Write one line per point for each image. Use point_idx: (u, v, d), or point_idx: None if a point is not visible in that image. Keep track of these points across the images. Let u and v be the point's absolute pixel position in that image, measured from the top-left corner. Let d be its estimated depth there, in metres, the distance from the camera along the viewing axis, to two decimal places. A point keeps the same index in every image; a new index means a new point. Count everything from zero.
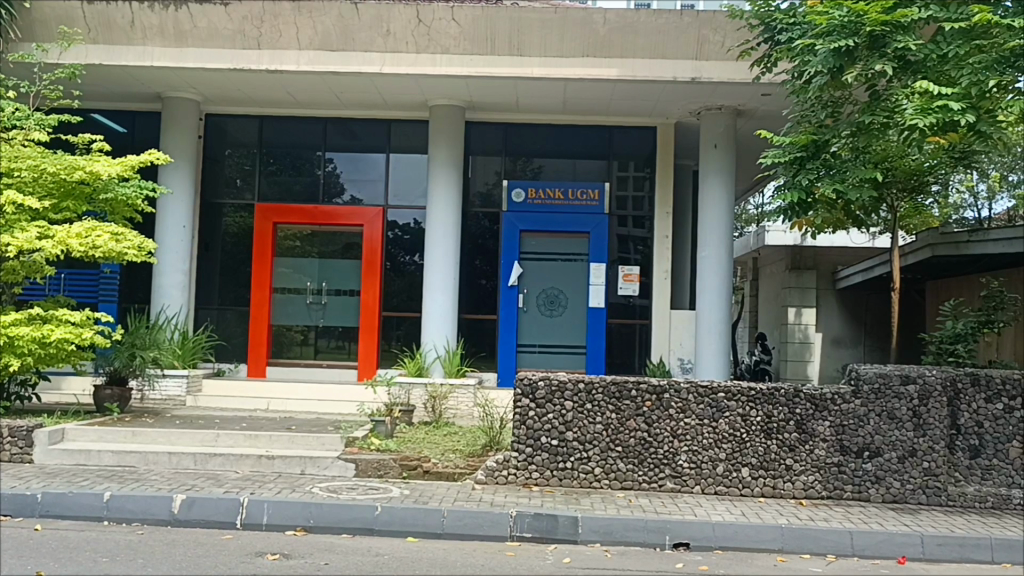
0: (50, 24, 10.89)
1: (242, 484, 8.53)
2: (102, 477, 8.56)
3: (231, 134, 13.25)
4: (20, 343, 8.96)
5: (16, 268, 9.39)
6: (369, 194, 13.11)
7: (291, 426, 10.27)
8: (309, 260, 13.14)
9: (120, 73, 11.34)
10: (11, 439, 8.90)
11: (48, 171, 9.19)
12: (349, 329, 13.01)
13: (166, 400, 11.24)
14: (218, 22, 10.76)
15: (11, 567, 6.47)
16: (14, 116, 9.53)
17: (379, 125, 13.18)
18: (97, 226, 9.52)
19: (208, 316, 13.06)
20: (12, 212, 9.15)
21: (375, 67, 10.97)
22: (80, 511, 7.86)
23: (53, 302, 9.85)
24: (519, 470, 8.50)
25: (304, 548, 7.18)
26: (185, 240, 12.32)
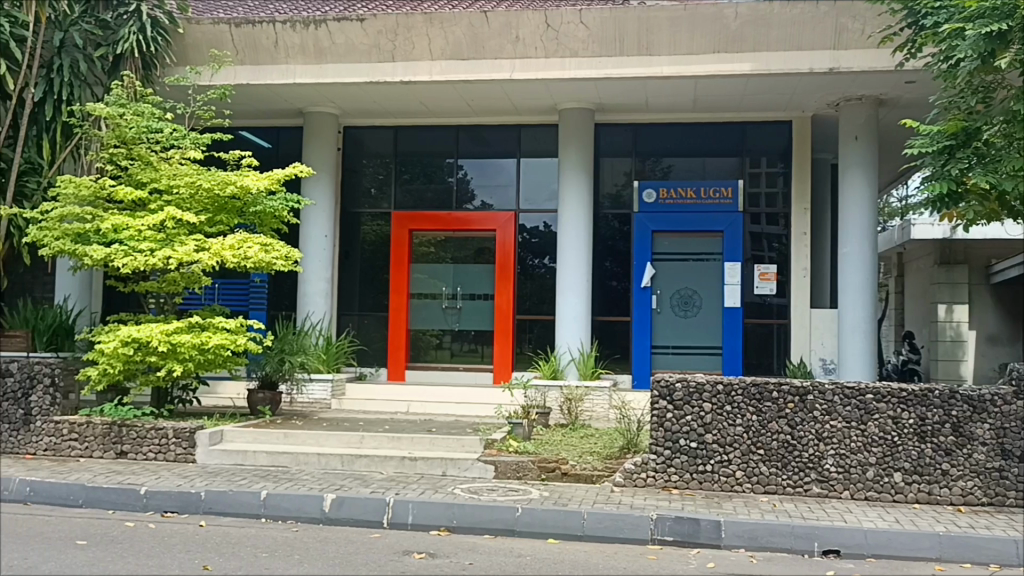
0: (202, 48, 11.47)
1: (387, 484, 8.79)
2: (259, 477, 8.99)
3: (368, 145, 13.68)
4: (182, 350, 9.52)
5: (177, 279, 9.94)
6: (501, 200, 13.29)
7: (432, 428, 10.51)
8: (444, 265, 13.44)
9: (265, 91, 11.91)
10: (176, 439, 9.44)
11: (202, 187, 9.71)
12: (483, 332, 13.21)
13: (312, 403, 11.72)
14: (354, 38, 11.11)
15: (181, 562, 6.89)
16: (173, 136, 10.05)
17: (509, 131, 13.34)
18: (248, 237, 10.01)
19: (349, 322, 13.54)
20: (172, 227, 9.69)
21: (506, 74, 11.12)
22: (240, 509, 8.26)
23: (210, 310, 10.40)
24: (658, 473, 8.40)
25: (449, 548, 7.34)
26: (326, 249, 12.81)
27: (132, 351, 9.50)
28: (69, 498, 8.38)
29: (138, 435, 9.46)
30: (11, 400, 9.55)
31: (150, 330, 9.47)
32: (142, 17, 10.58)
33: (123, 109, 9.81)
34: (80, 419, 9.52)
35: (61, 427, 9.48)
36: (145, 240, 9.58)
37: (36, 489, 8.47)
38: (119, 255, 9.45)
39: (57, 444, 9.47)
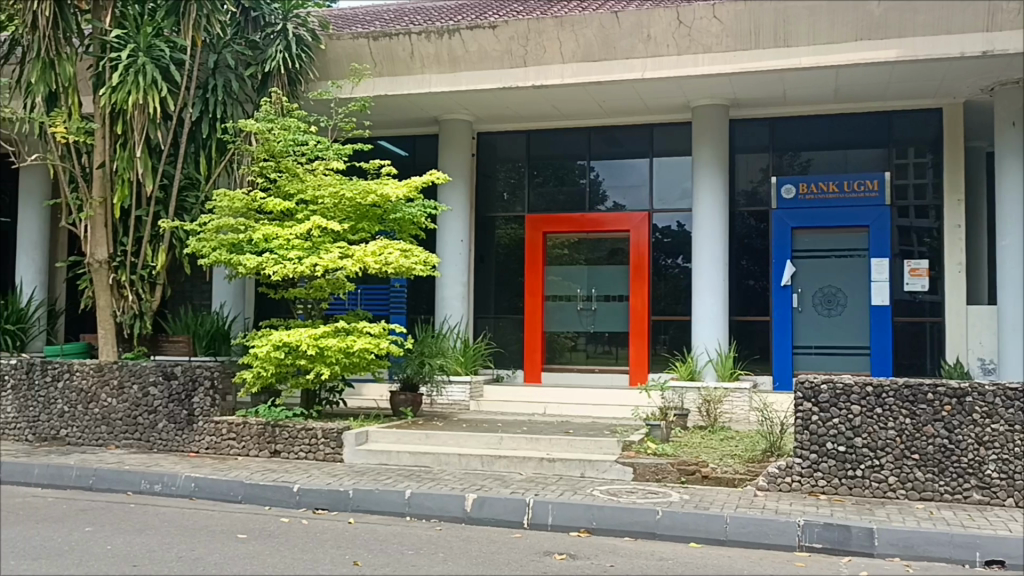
0: (342, 62, 11.94)
1: (527, 485, 8.88)
2: (403, 476, 9.26)
3: (501, 150, 13.87)
4: (329, 353, 9.91)
5: (323, 285, 10.34)
6: (634, 200, 13.21)
7: (569, 430, 10.54)
8: (578, 267, 13.45)
9: (402, 102, 12.28)
10: (325, 439, 9.83)
11: (346, 197, 10.07)
12: (619, 334, 13.15)
13: (451, 405, 11.99)
14: (487, 45, 11.29)
15: (334, 557, 7.18)
16: (317, 148, 10.45)
17: (641, 130, 13.23)
18: (389, 243, 10.29)
19: (485, 325, 13.77)
20: (317, 235, 10.10)
21: (637, 74, 11.05)
22: (386, 507, 8.53)
23: (354, 315, 10.78)
24: (804, 478, 8.14)
25: (590, 549, 7.35)
26: (463, 254, 13.08)
27: (284, 354, 9.96)
28: (229, 494, 8.87)
29: (290, 435, 9.90)
30: (176, 401, 10.14)
31: (299, 334, 9.89)
32: (288, 35, 11.14)
33: (272, 124, 10.32)
34: (238, 420, 10.04)
35: (222, 427, 10.02)
36: (294, 248, 10.04)
37: (199, 484, 8.99)
38: (270, 263, 9.93)
39: (218, 443, 10.02)
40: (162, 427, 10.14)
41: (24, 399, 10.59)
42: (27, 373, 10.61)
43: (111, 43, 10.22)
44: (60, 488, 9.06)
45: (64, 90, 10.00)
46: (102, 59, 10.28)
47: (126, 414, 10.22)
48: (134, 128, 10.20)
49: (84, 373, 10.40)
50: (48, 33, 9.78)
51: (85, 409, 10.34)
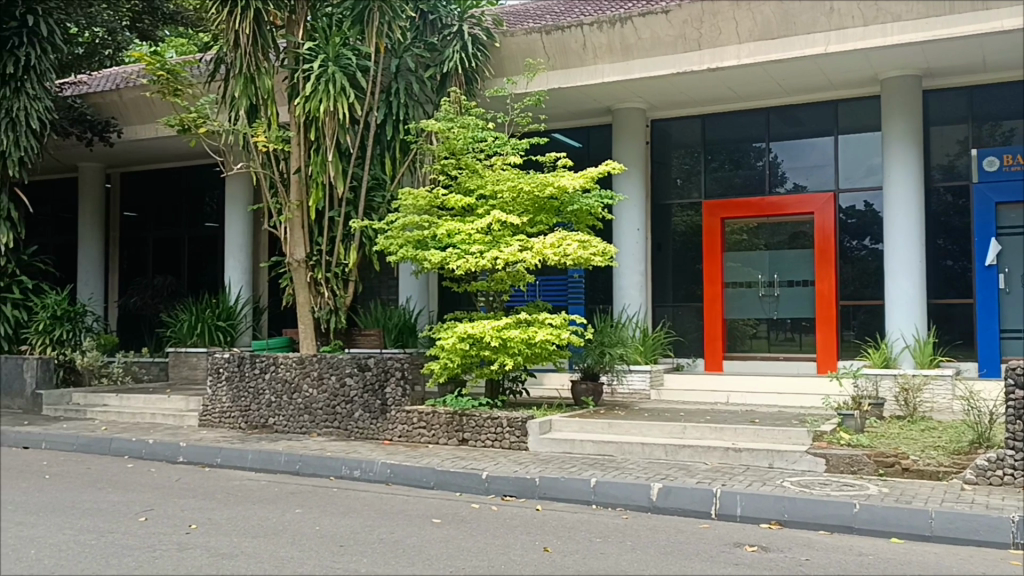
0: (517, 59, 12.23)
1: (713, 475, 8.74)
2: (587, 465, 9.33)
3: (676, 136, 13.67)
4: (512, 345, 10.13)
5: (504, 278, 10.55)
6: (817, 180, 12.70)
7: (755, 419, 10.26)
8: (758, 253, 13.07)
9: (575, 93, 12.38)
10: (511, 428, 10.05)
11: (524, 190, 10.23)
12: (804, 321, 12.67)
13: (632, 394, 12.01)
14: (660, 31, 11.22)
15: (525, 543, 7.36)
16: (495, 144, 10.70)
17: (824, 107, 12.67)
18: (567, 235, 10.34)
19: (664, 313, 13.66)
20: (498, 230, 10.32)
21: (820, 48, 10.56)
22: (572, 495, 8.63)
23: (534, 307, 10.93)
24: (1018, 471, 7.61)
25: (783, 542, 7.16)
26: (640, 243, 13.02)
27: (469, 346, 10.25)
28: (422, 479, 9.26)
29: (477, 424, 10.20)
30: (370, 391, 10.66)
31: (483, 326, 10.16)
32: (463, 36, 11.52)
33: (452, 123, 10.64)
34: (427, 409, 10.44)
35: (413, 416, 10.46)
36: (475, 242, 10.33)
37: (394, 471, 9.42)
38: (453, 258, 10.25)
39: (410, 431, 10.46)
40: (359, 416, 10.70)
41: (236, 389, 11.39)
42: (239, 365, 11.40)
43: (303, 56, 10.88)
44: (271, 472, 9.73)
45: (263, 102, 10.77)
46: (296, 71, 10.99)
47: (326, 403, 10.86)
48: (325, 134, 10.83)
49: (288, 366, 11.11)
50: (248, 50, 10.54)
51: (289, 399, 11.06)
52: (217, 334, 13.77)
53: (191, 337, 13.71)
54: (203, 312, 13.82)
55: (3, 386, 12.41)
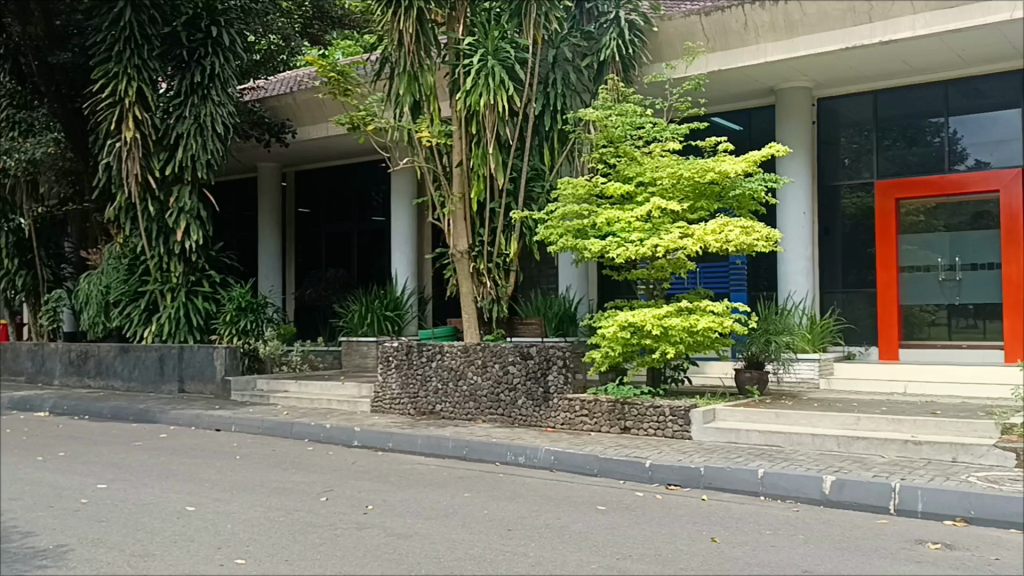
0: (676, 43, 12.07)
1: (890, 468, 8.36)
2: (755, 455, 9.12)
3: (844, 115, 13.12)
4: (673, 333, 10.01)
5: (664, 265, 10.43)
6: (1002, 156, 11.84)
7: (936, 411, 9.71)
8: (937, 234, 12.32)
9: (737, 74, 12.09)
10: (673, 417, 9.95)
11: (684, 176, 10.05)
12: (989, 306, 11.87)
13: (800, 382, 11.63)
14: (826, 6, 10.76)
15: (692, 532, 7.30)
16: (655, 131, 10.56)
17: (1010, 77, 11.79)
18: (729, 221, 10.10)
19: (833, 300, 13.19)
20: (657, 217, 10.20)
21: (1005, 14, 9.82)
22: (739, 486, 8.46)
23: (696, 294, 10.75)
24: None
25: (970, 540, 6.76)
26: (806, 227, 12.58)
27: (630, 335, 10.21)
28: (586, 467, 9.32)
29: (640, 412, 10.15)
30: (532, 379, 10.82)
31: (644, 314, 10.10)
32: (620, 23, 11.44)
33: (610, 111, 10.60)
34: (590, 397, 10.50)
35: (575, 404, 10.53)
36: (635, 230, 10.25)
37: (558, 457, 9.53)
38: (613, 246, 10.21)
39: (572, 419, 10.55)
40: (522, 403, 10.88)
41: (405, 376, 11.82)
42: (407, 354, 11.81)
43: (464, 51, 11.13)
44: (440, 457, 10.07)
45: (426, 98, 11.10)
46: (457, 66, 11.27)
47: (490, 391, 11.10)
48: (486, 127, 11.02)
49: (454, 354, 11.42)
50: (412, 49, 10.87)
51: (455, 386, 11.38)
52: (385, 324, 14.33)
53: (362, 327, 14.31)
54: (372, 303, 14.39)
55: (197, 373, 13.39)
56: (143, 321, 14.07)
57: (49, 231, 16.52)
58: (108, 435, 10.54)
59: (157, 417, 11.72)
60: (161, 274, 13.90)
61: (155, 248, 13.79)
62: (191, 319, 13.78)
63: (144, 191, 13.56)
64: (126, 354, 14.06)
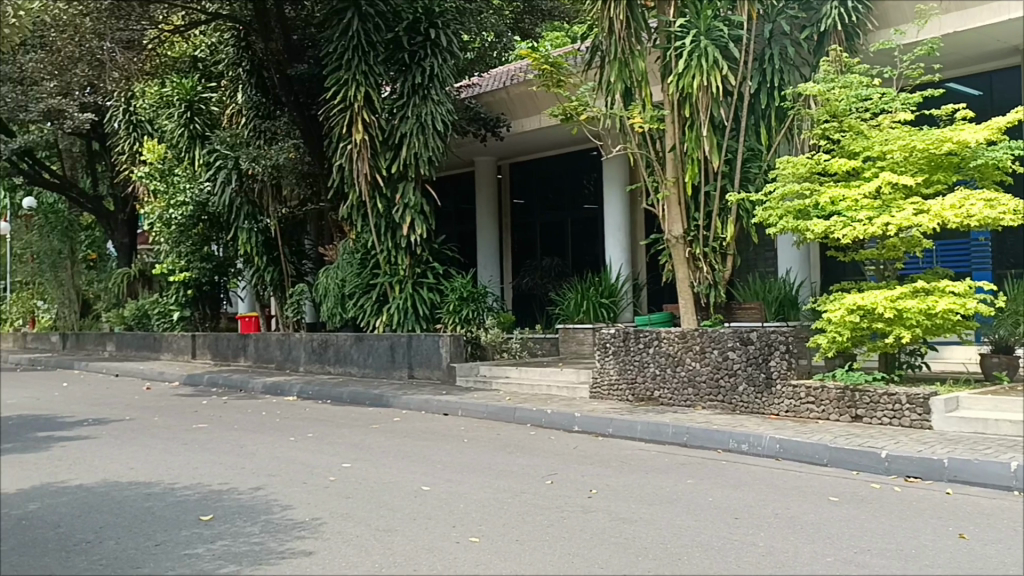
0: (904, 6, 11.29)
1: None
2: (1006, 447, 8.41)
3: None
4: (908, 316, 9.41)
5: (897, 244, 9.80)
6: None
7: None
8: None
9: (976, 36, 11.18)
10: (911, 405, 9.37)
11: (917, 147, 9.38)
12: None
13: None
14: None
15: (935, 528, 6.85)
16: (882, 101, 9.97)
17: None
18: (970, 194, 9.32)
19: None
20: (888, 192, 9.60)
21: None
22: (988, 480, 7.84)
23: (934, 274, 10.04)
24: None
25: None
26: None
27: (859, 318, 9.69)
28: (815, 456, 8.96)
29: (872, 400, 9.63)
30: (753, 365, 10.52)
31: (874, 296, 9.56)
32: None
33: (832, 84, 10.10)
34: (816, 383, 10.08)
35: (800, 390, 10.15)
36: (863, 208, 9.71)
37: (784, 446, 9.22)
38: (838, 227, 9.72)
39: (798, 406, 10.18)
40: (743, 389, 10.62)
41: (622, 362, 11.84)
42: (625, 341, 11.81)
43: (675, 33, 10.97)
44: (660, 443, 10.04)
45: (638, 84, 11.09)
46: (669, 49, 11.15)
47: (709, 377, 10.94)
48: (699, 109, 10.82)
49: (671, 340, 11.34)
50: (623, 35, 10.87)
51: (674, 372, 11.30)
52: (601, 311, 14.48)
53: (578, 315, 14.53)
54: (587, 291, 14.56)
55: (425, 360, 14.08)
56: (375, 312, 15.04)
57: (292, 228, 17.97)
58: (350, 418, 11.35)
59: (391, 401, 12.47)
60: (390, 266, 14.78)
61: (384, 243, 14.68)
62: (418, 310, 14.63)
63: (373, 188, 14.49)
64: (361, 343, 15.04)
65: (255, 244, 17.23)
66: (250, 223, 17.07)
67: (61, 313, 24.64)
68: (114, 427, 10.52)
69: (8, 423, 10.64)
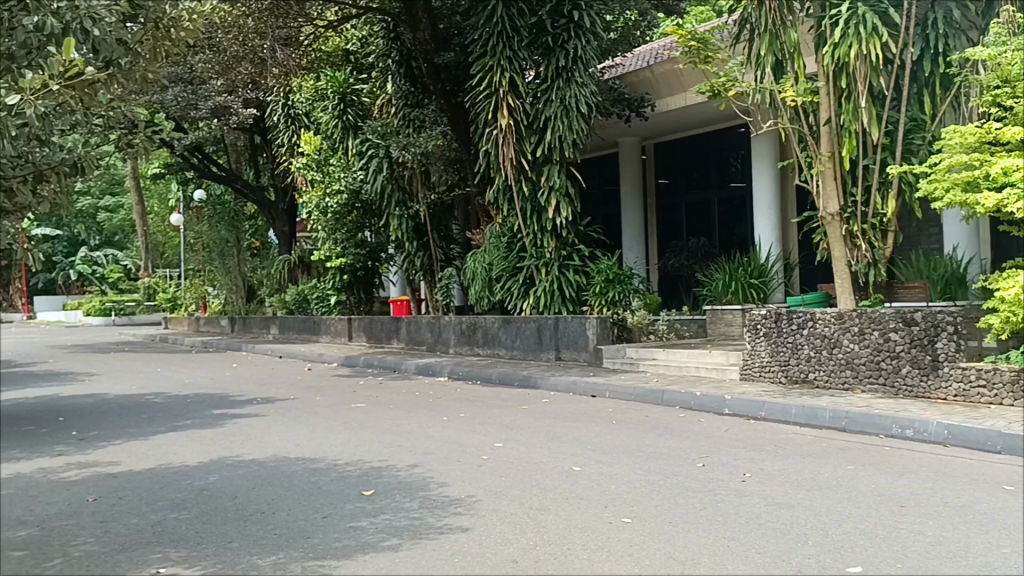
0: None
1: None
2: None
3: None
4: None
5: None
6: None
7: None
8: None
9: None
10: None
11: None
12: None
13: None
14: None
15: None
16: None
17: None
18: None
19: None
20: None
21: None
22: None
23: None
24: None
25: None
26: None
27: None
28: (986, 443, 8.44)
29: None
30: (917, 347, 10.02)
31: None
32: None
33: (1005, 47, 9.42)
34: (987, 366, 9.48)
35: (969, 373, 9.59)
36: None
37: (952, 431, 8.74)
38: (1014, 199, 9.03)
39: (967, 390, 9.61)
40: (907, 372, 10.13)
41: (775, 345, 11.51)
42: (776, 322, 11.47)
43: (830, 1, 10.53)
44: (817, 427, 9.73)
45: (789, 56, 10.72)
46: (823, 18, 10.69)
47: (870, 359, 10.48)
48: (856, 79, 10.35)
49: (827, 322, 10.96)
50: (773, 7, 10.56)
51: (830, 354, 10.91)
52: (750, 292, 14.14)
53: (727, 295, 14.28)
54: (736, 271, 14.24)
55: (571, 342, 14.15)
56: (522, 295, 15.25)
57: (441, 213, 18.41)
58: (500, 399, 11.57)
59: (539, 382, 12.63)
60: (536, 249, 15.00)
61: (530, 226, 14.90)
62: (564, 292, 14.71)
63: (519, 172, 14.66)
64: (509, 326, 15.25)
65: (406, 230, 17.82)
66: (401, 209, 17.65)
67: (230, 299, 26.11)
68: (281, 405, 11.14)
69: (187, 400, 11.45)
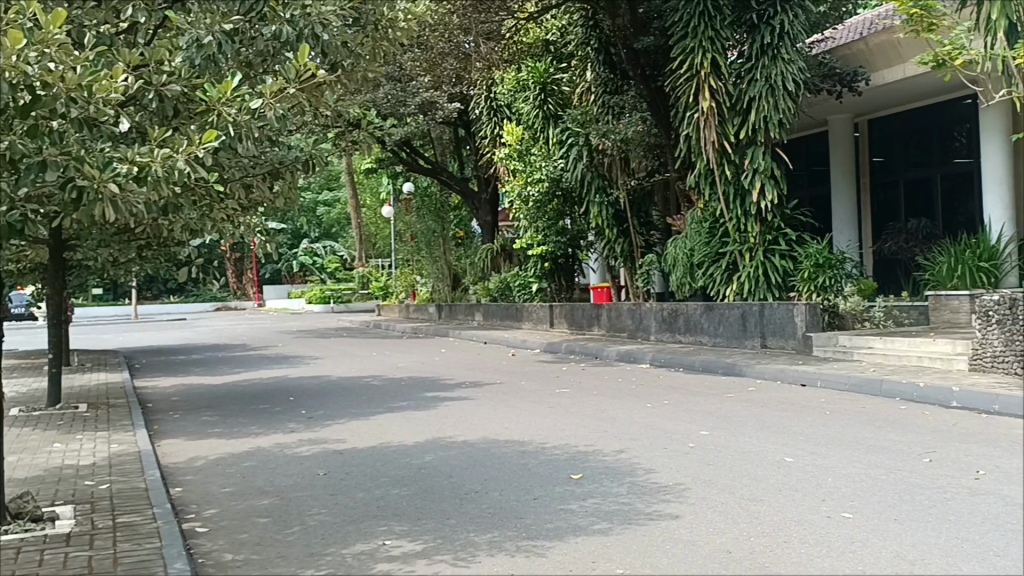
0: None
1: None
2: None
3: None
4: None
5: None
6: None
7: None
8: None
9: None
10: None
11: None
12: None
13: None
14: None
15: None
16: None
17: None
18: None
19: None
20: None
21: None
22: None
23: None
24: None
25: None
26: None
27: None
28: None
29: None
30: None
31: None
32: None
33: None
34: None
35: None
36: None
37: None
38: None
39: None
40: None
41: (1010, 333, 10.54)
42: (1011, 309, 10.48)
43: None
44: None
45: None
46: None
47: None
48: None
49: None
50: None
51: None
52: (979, 276, 13.19)
53: (952, 280, 13.30)
54: (963, 254, 13.38)
55: (778, 329, 13.67)
56: (725, 281, 14.93)
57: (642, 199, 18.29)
58: (704, 387, 11.38)
59: (744, 371, 12.31)
60: (740, 234, 14.61)
61: (733, 210, 14.54)
62: (770, 278, 14.27)
63: (721, 155, 14.37)
64: (711, 312, 14.96)
65: (606, 218, 17.92)
66: (601, 196, 17.69)
67: (436, 287, 27.21)
68: (489, 389, 11.49)
69: (401, 383, 12.06)
